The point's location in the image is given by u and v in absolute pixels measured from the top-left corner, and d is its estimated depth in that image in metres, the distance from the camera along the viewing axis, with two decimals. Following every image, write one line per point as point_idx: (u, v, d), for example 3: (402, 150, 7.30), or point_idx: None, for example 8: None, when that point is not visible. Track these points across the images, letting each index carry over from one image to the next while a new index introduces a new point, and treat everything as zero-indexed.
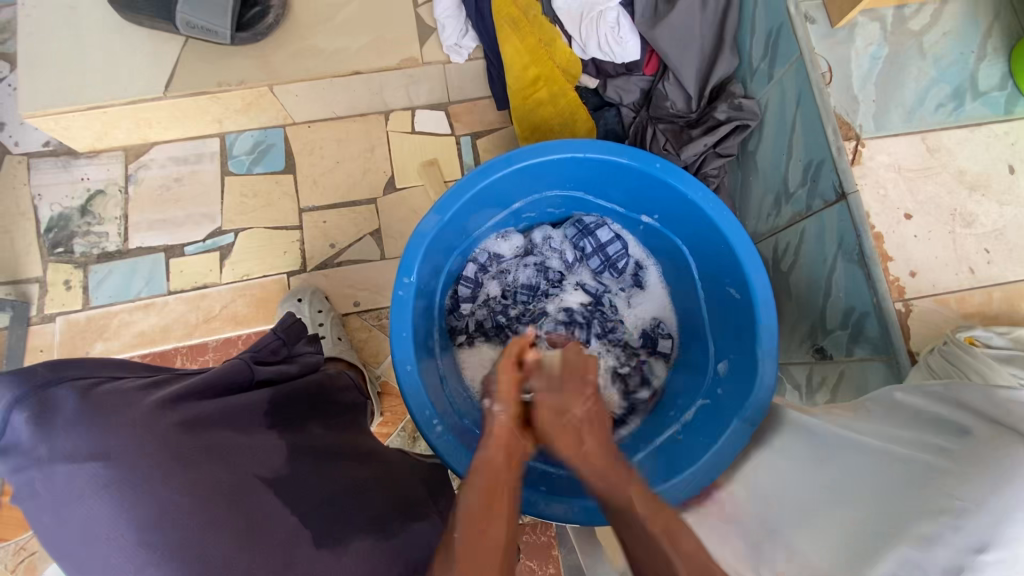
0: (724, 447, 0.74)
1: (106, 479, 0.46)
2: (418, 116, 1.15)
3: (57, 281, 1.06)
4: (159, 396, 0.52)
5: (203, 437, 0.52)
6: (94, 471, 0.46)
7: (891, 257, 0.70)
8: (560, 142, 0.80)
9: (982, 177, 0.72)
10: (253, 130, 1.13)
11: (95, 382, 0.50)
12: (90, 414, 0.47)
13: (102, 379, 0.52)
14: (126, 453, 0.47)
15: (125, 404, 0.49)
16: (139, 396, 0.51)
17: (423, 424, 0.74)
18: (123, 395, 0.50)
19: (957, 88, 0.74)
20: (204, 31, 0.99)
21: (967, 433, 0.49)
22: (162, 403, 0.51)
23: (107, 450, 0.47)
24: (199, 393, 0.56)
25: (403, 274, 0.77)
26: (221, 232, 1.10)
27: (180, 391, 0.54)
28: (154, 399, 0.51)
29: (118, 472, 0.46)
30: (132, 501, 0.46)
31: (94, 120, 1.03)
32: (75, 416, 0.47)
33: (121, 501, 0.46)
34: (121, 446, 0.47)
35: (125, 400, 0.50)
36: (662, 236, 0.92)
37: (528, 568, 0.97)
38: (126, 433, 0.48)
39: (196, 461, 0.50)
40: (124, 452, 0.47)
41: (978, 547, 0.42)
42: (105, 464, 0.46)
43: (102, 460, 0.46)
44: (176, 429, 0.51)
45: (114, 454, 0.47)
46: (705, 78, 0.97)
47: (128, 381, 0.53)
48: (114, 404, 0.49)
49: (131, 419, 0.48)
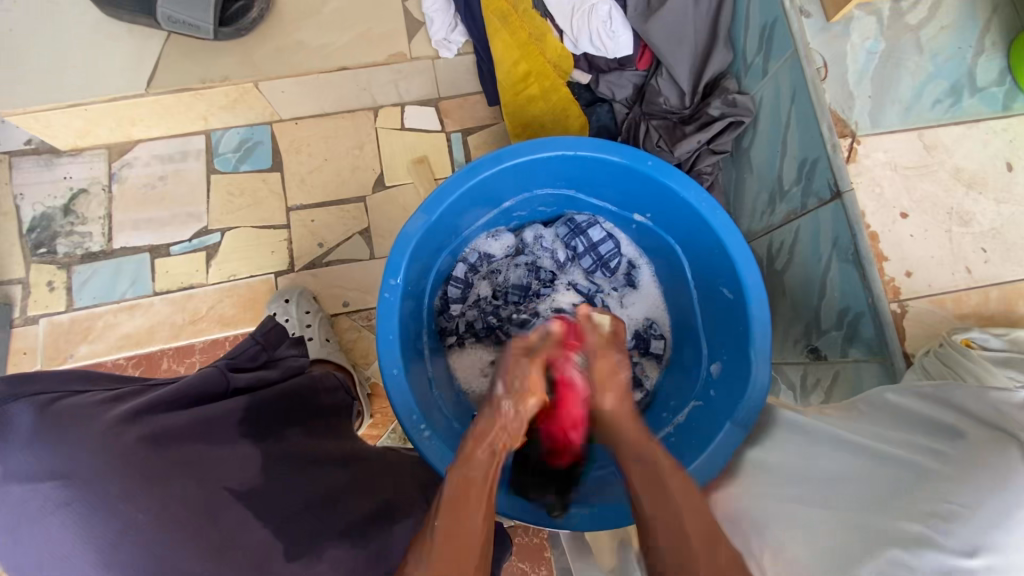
0: (719, 449, 0.73)
1: (64, 498, 0.45)
2: (408, 113, 1.13)
3: (41, 282, 1.04)
4: (121, 410, 0.51)
5: (169, 450, 0.51)
6: (49, 491, 0.45)
7: (886, 256, 0.69)
8: (550, 139, 0.78)
9: (979, 175, 0.70)
10: (239, 127, 1.11)
11: (56, 398, 0.49)
12: (46, 432, 0.46)
13: (65, 394, 0.51)
14: (82, 471, 0.46)
15: (84, 420, 0.48)
16: (101, 411, 0.50)
17: (410, 427, 0.72)
18: (84, 411, 0.49)
19: (954, 84, 0.73)
20: (186, 26, 0.97)
21: (961, 436, 0.48)
22: (123, 418, 0.50)
23: (63, 468, 0.45)
24: (167, 405, 0.54)
25: (389, 275, 0.75)
26: (207, 232, 1.08)
27: (145, 404, 0.52)
28: (115, 413, 0.50)
29: (75, 491, 0.45)
30: (90, 520, 0.45)
31: (75, 118, 1.01)
32: (32, 433, 0.46)
33: (78, 521, 0.44)
34: (79, 464, 0.46)
35: (85, 416, 0.49)
36: (655, 236, 0.90)
37: (519, 570, 0.97)
38: (84, 449, 0.46)
39: (161, 475, 0.49)
40: (81, 469, 0.46)
41: (966, 552, 0.41)
42: (61, 483, 0.45)
43: (58, 479, 0.45)
44: (139, 444, 0.49)
45: (70, 473, 0.45)
46: (699, 74, 0.96)
47: (93, 395, 0.52)
48: (72, 420, 0.48)
49: (89, 435, 0.47)
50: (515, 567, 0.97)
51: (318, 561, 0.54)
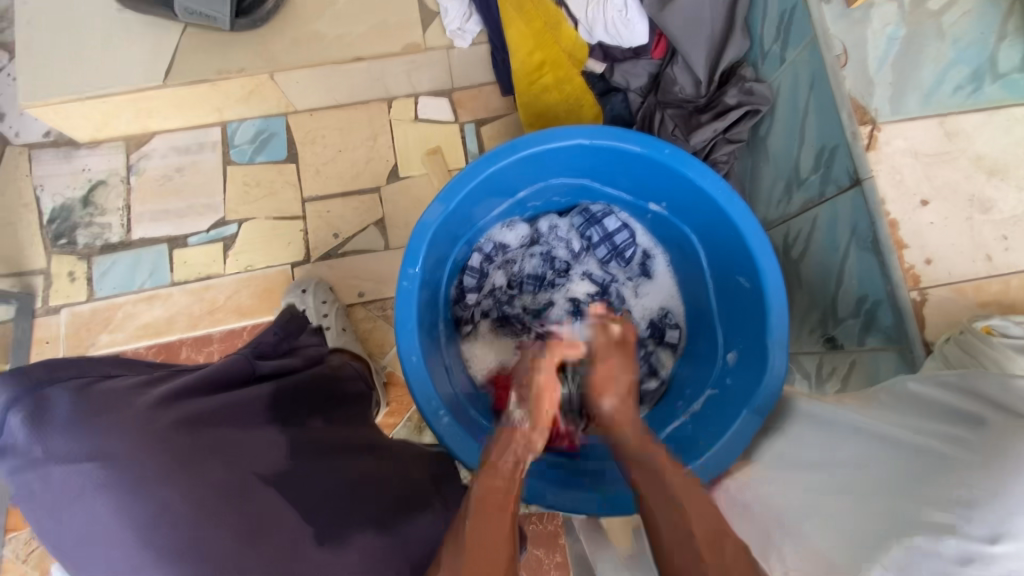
0: (736, 436, 0.73)
1: (104, 478, 0.46)
2: (421, 103, 1.12)
3: (62, 273, 1.06)
4: (155, 395, 0.52)
5: (201, 435, 0.52)
6: (89, 472, 0.45)
7: (907, 244, 0.68)
8: (565, 128, 0.78)
9: (1001, 162, 0.70)
10: (254, 118, 1.11)
11: (92, 383, 0.51)
12: (84, 416, 0.47)
13: (98, 379, 0.52)
14: (121, 453, 0.47)
15: (119, 404, 0.49)
16: (135, 396, 0.51)
17: (430, 414, 0.73)
18: (117, 395, 0.50)
19: (976, 69, 0.72)
20: (203, 17, 0.98)
21: (984, 422, 0.48)
22: (157, 403, 0.51)
23: (102, 450, 0.46)
24: (195, 391, 0.56)
25: (408, 264, 0.76)
26: (224, 223, 1.09)
27: (175, 391, 0.54)
28: (147, 399, 0.51)
29: (114, 473, 0.46)
30: (129, 500, 0.45)
31: (93, 110, 1.02)
32: (71, 415, 0.47)
33: (119, 501, 0.45)
34: (117, 447, 0.47)
35: (120, 400, 0.50)
36: (671, 225, 0.90)
37: (534, 557, 0.98)
38: (122, 432, 0.48)
39: (195, 458, 0.50)
40: (120, 452, 0.47)
41: (989, 538, 0.42)
42: (99, 465, 0.46)
43: (98, 460, 0.46)
44: (173, 427, 0.50)
45: (109, 455, 0.46)
46: (715, 62, 0.95)
47: (123, 381, 0.53)
48: (110, 404, 0.49)
49: (126, 419, 0.48)
50: (529, 554, 0.98)
51: (347, 547, 0.55)
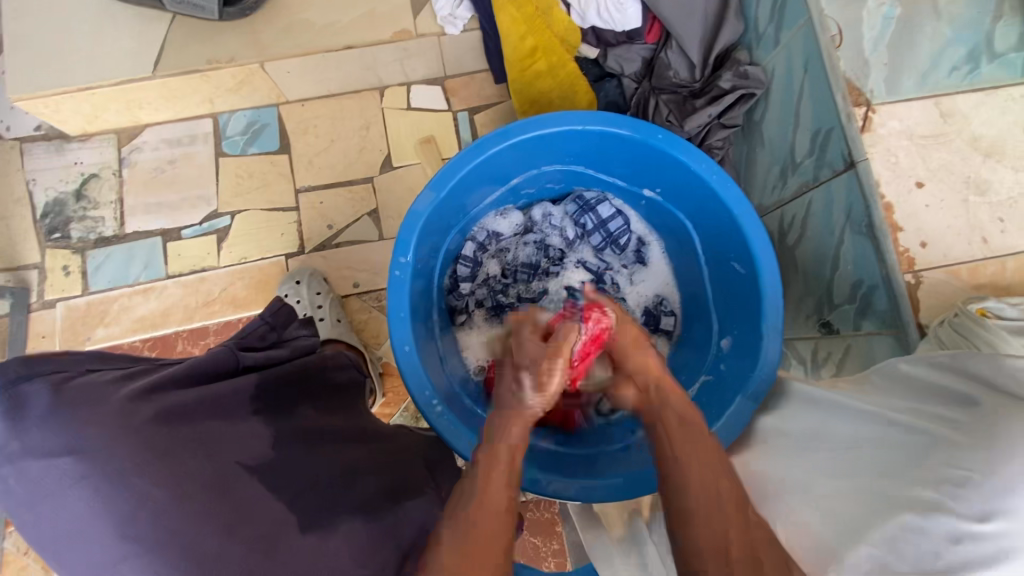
0: (730, 422, 0.73)
1: (81, 472, 0.46)
2: (414, 92, 1.12)
3: (56, 267, 1.06)
4: (133, 389, 0.52)
5: (179, 428, 0.52)
6: (66, 466, 0.46)
7: (901, 227, 0.68)
8: (554, 115, 0.77)
9: (998, 142, 0.69)
10: (246, 109, 1.10)
11: (68, 377, 0.51)
12: (61, 409, 0.47)
13: (76, 374, 0.52)
14: (97, 446, 0.47)
15: (96, 398, 0.49)
16: (112, 390, 0.51)
17: (423, 404, 0.73)
18: (96, 389, 0.50)
19: (972, 49, 0.70)
20: (191, 6, 0.97)
21: (976, 403, 0.48)
22: (134, 397, 0.51)
23: (79, 444, 0.46)
24: (176, 383, 0.56)
25: (399, 253, 0.76)
26: (217, 215, 1.08)
27: (155, 384, 0.54)
28: (125, 393, 0.51)
29: (92, 466, 0.46)
30: (107, 493, 0.46)
31: (83, 102, 1.01)
32: (47, 409, 0.47)
33: (97, 494, 0.45)
34: (94, 440, 0.47)
35: (98, 394, 0.50)
36: (664, 212, 0.90)
37: (531, 544, 0.98)
38: (99, 425, 0.48)
39: (174, 451, 0.50)
40: (97, 445, 0.47)
41: (980, 517, 0.41)
42: (76, 458, 0.46)
43: (75, 454, 0.46)
44: (152, 420, 0.51)
45: (85, 449, 0.46)
46: (709, 45, 0.94)
47: (103, 375, 0.53)
48: (86, 398, 0.49)
49: (104, 412, 0.49)
50: (526, 542, 0.99)
51: (333, 535, 0.55)
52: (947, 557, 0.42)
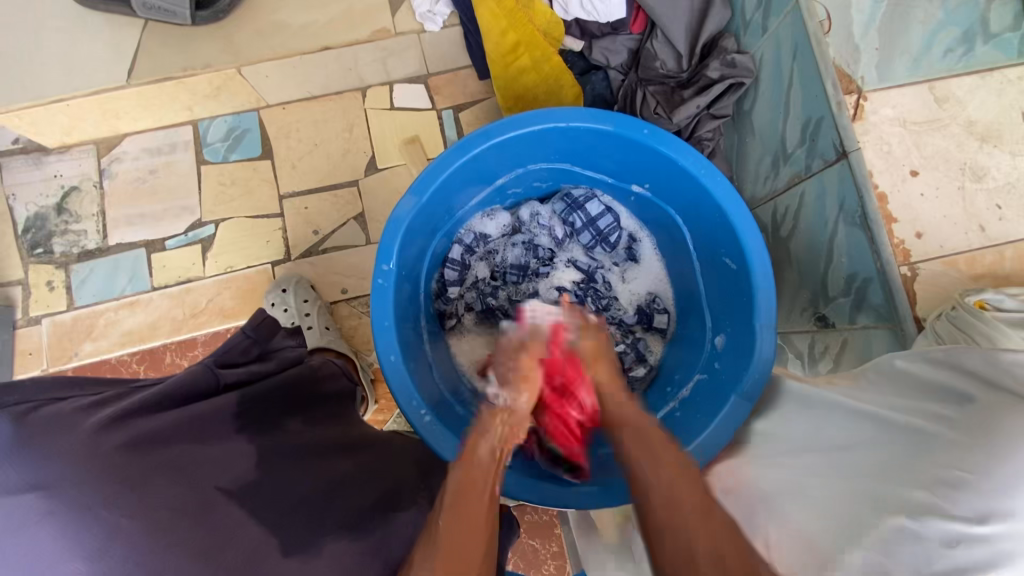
0: (726, 420, 0.71)
1: (46, 508, 0.44)
2: (396, 91, 1.09)
3: (40, 282, 1.04)
4: (104, 416, 0.50)
5: (153, 455, 0.51)
6: (31, 503, 0.44)
7: (896, 218, 0.66)
8: (537, 112, 0.75)
9: (994, 127, 0.66)
10: (225, 115, 1.07)
11: (37, 406, 0.49)
12: (25, 442, 0.46)
13: (44, 402, 0.50)
14: (63, 480, 0.45)
15: (64, 428, 0.48)
16: (81, 419, 0.50)
17: (410, 413, 0.72)
18: (64, 418, 0.49)
19: (967, 30, 0.68)
20: (162, 11, 0.98)
21: (971, 400, 0.46)
22: (105, 425, 0.49)
23: (45, 479, 0.45)
24: (153, 407, 0.54)
25: (381, 260, 0.74)
26: (201, 224, 1.06)
27: (127, 408, 0.52)
28: (96, 420, 0.50)
29: (58, 502, 0.44)
30: (75, 529, 0.44)
31: (59, 114, 0.99)
32: (9, 442, 0.45)
33: (64, 531, 0.44)
34: (61, 475, 0.45)
35: (66, 423, 0.48)
36: (654, 207, 0.88)
37: (530, 547, 0.97)
38: (66, 457, 0.46)
39: (147, 480, 0.49)
40: (66, 479, 0.45)
41: (977, 519, 0.41)
42: (41, 494, 0.44)
43: (40, 489, 0.44)
44: (122, 450, 0.49)
45: (51, 484, 0.45)
46: (695, 35, 0.92)
47: (73, 401, 0.52)
48: (54, 429, 0.47)
49: (72, 442, 0.47)
50: (525, 545, 0.98)
51: (317, 557, 0.54)
52: (943, 560, 0.41)
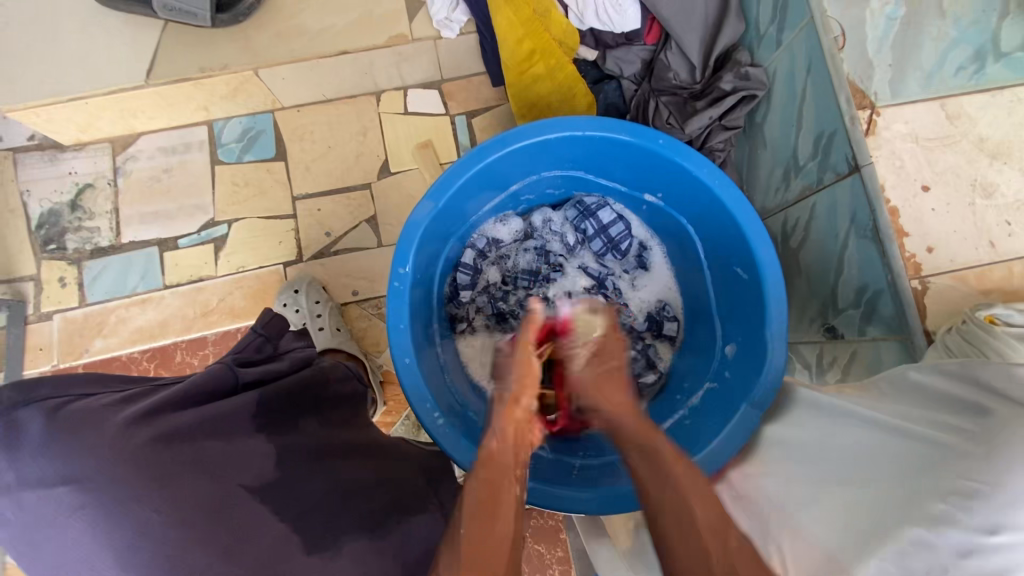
0: (736, 429, 0.72)
1: (79, 502, 0.45)
2: (411, 96, 1.11)
3: (53, 278, 1.05)
4: (131, 413, 0.51)
5: (181, 451, 0.51)
6: (64, 496, 0.45)
7: (907, 232, 0.67)
8: (554, 121, 0.76)
9: (1004, 144, 0.67)
10: (241, 116, 1.09)
11: (65, 403, 0.50)
12: (57, 436, 0.47)
13: (73, 399, 0.51)
14: (94, 475, 0.46)
15: (94, 423, 0.49)
16: (110, 414, 0.51)
17: (424, 416, 0.73)
18: (92, 414, 0.49)
19: (979, 49, 0.69)
20: (183, 13, 0.98)
21: (988, 413, 0.46)
22: (133, 421, 0.50)
23: (76, 474, 0.46)
24: (175, 405, 0.55)
25: (398, 264, 0.75)
26: (214, 223, 1.07)
27: (152, 406, 0.53)
28: (124, 416, 0.51)
29: (90, 496, 0.46)
30: (106, 523, 0.45)
31: (76, 112, 1.00)
32: (41, 438, 0.46)
33: (97, 524, 0.45)
34: (92, 469, 0.46)
35: (94, 419, 0.49)
36: (667, 216, 0.89)
37: (536, 551, 0.98)
38: (95, 453, 0.47)
39: (171, 477, 0.49)
40: (95, 473, 0.46)
41: (989, 529, 0.41)
42: (74, 488, 0.45)
43: (72, 484, 0.46)
44: (150, 445, 0.50)
45: (83, 478, 0.46)
46: (710, 47, 0.93)
47: (100, 399, 0.52)
48: (85, 423, 0.48)
49: (101, 438, 0.48)
50: (531, 549, 0.98)
51: (338, 556, 0.55)
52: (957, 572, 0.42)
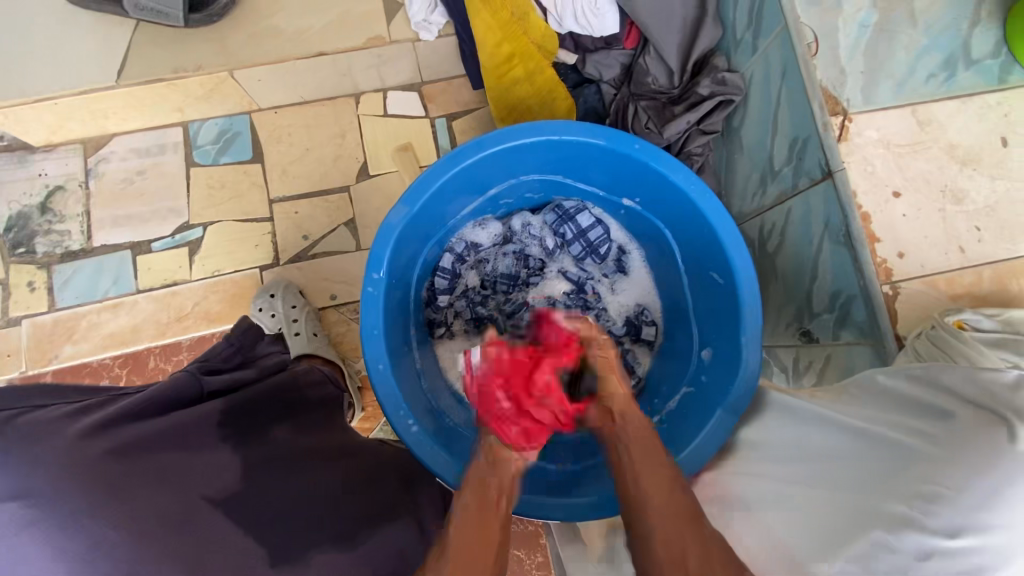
0: (710, 436, 0.72)
1: (28, 518, 0.43)
2: (390, 98, 1.09)
3: (21, 283, 1.03)
4: (86, 424, 0.50)
5: (139, 462, 0.51)
6: (13, 512, 0.43)
7: (879, 237, 0.67)
8: (531, 125, 0.76)
9: (975, 150, 0.68)
10: (218, 117, 1.07)
11: (15, 415, 0.49)
12: (8, 447, 0.46)
13: (25, 410, 0.50)
14: (45, 488, 0.44)
15: (46, 436, 0.48)
16: (63, 426, 0.49)
17: (397, 423, 0.71)
18: (44, 426, 0.48)
19: (948, 56, 0.70)
20: (155, 13, 0.97)
21: (950, 416, 0.47)
22: (87, 433, 0.49)
23: (24, 488, 0.44)
24: (135, 415, 0.54)
25: (373, 269, 0.74)
26: (189, 226, 1.05)
27: (110, 417, 0.52)
28: (78, 428, 0.49)
29: (41, 511, 0.44)
30: (58, 539, 0.43)
31: (46, 113, 0.98)
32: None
33: (47, 541, 0.43)
34: (44, 482, 0.45)
35: (45, 433, 0.48)
36: (644, 220, 0.88)
37: (515, 557, 0.97)
38: (48, 464, 0.46)
39: (131, 489, 0.48)
40: (47, 487, 0.45)
41: (950, 533, 0.41)
42: (23, 504, 0.44)
43: (22, 498, 0.44)
44: (106, 456, 0.49)
45: (33, 492, 0.44)
46: (687, 52, 0.93)
47: (54, 409, 0.51)
48: (34, 435, 0.47)
49: (55, 450, 0.47)
50: (510, 554, 0.98)
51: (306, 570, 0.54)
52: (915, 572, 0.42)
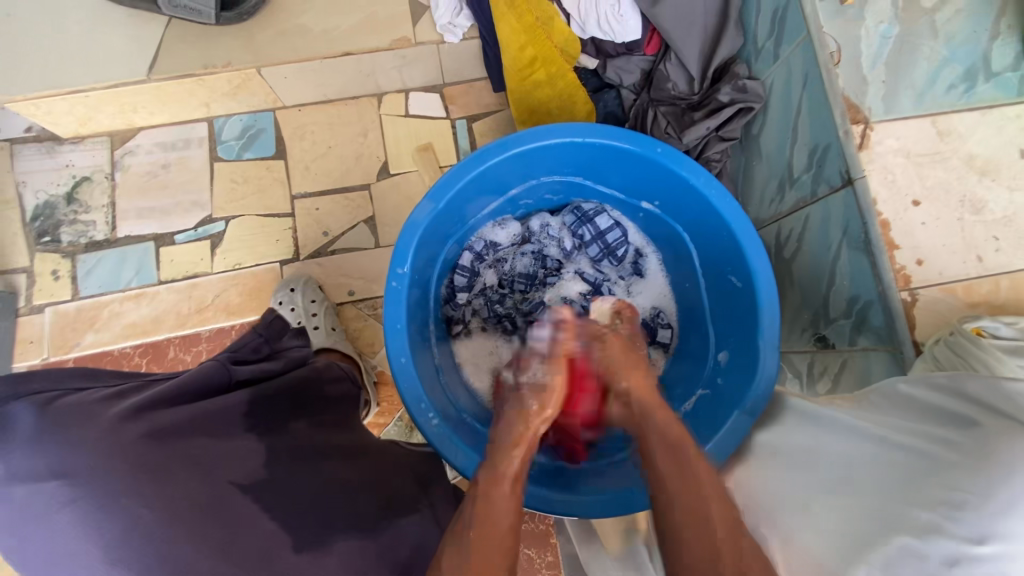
0: (726, 437, 0.73)
1: (68, 496, 0.45)
2: (412, 99, 1.12)
3: (46, 271, 1.04)
4: (124, 407, 0.52)
5: (171, 446, 0.52)
6: (54, 490, 0.45)
7: (898, 244, 0.68)
8: (555, 127, 0.77)
9: (993, 161, 0.69)
10: (242, 113, 1.10)
11: (58, 397, 0.51)
12: (50, 429, 0.48)
13: (67, 392, 0.52)
14: (84, 469, 0.46)
15: (88, 417, 0.49)
16: (102, 408, 0.51)
17: (418, 416, 0.73)
18: (84, 409, 0.50)
19: (969, 69, 0.71)
20: (188, 10, 0.97)
21: (975, 424, 0.48)
22: (124, 415, 0.51)
23: (65, 468, 0.46)
24: (168, 400, 0.56)
25: (397, 264, 0.75)
26: (211, 220, 1.07)
27: (145, 401, 0.53)
28: (115, 411, 0.51)
29: (79, 490, 0.46)
30: (92, 518, 0.45)
31: (76, 105, 0.99)
32: (30, 431, 0.47)
33: (84, 519, 0.45)
34: (82, 462, 0.46)
35: (86, 414, 0.50)
36: (663, 224, 0.90)
37: (526, 556, 0.98)
38: (85, 446, 0.47)
39: (164, 472, 0.49)
40: (85, 467, 0.46)
41: (977, 539, 0.41)
42: (64, 483, 0.46)
43: (61, 477, 0.46)
44: (140, 438, 0.50)
45: (73, 472, 0.46)
46: (708, 59, 0.95)
47: (96, 393, 0.54)
48: (74, 418, 0.49)
49: (93, 432, 0.48)
50: (521, 553, 0.98)
51: (328, 554, 0.54)
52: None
